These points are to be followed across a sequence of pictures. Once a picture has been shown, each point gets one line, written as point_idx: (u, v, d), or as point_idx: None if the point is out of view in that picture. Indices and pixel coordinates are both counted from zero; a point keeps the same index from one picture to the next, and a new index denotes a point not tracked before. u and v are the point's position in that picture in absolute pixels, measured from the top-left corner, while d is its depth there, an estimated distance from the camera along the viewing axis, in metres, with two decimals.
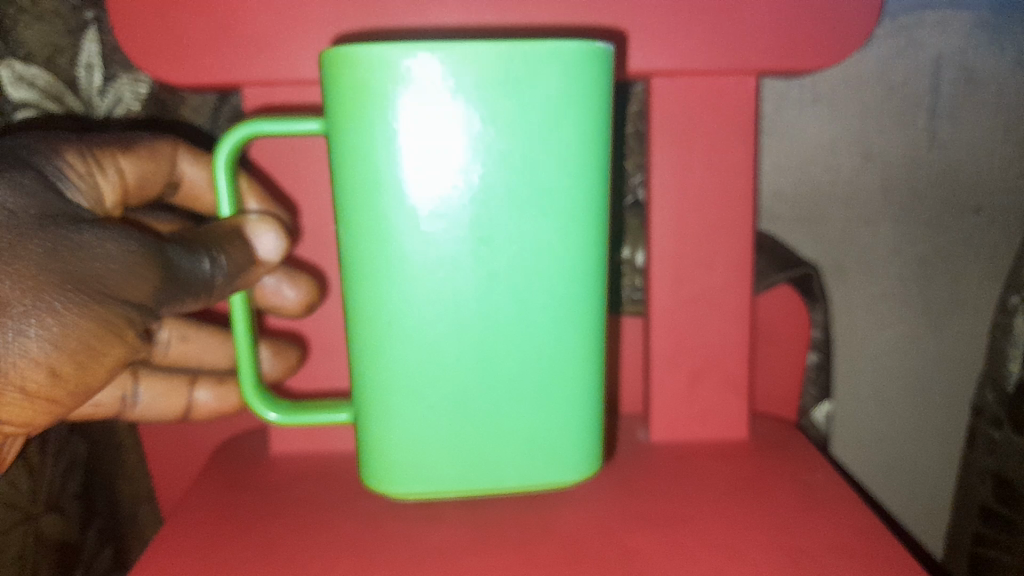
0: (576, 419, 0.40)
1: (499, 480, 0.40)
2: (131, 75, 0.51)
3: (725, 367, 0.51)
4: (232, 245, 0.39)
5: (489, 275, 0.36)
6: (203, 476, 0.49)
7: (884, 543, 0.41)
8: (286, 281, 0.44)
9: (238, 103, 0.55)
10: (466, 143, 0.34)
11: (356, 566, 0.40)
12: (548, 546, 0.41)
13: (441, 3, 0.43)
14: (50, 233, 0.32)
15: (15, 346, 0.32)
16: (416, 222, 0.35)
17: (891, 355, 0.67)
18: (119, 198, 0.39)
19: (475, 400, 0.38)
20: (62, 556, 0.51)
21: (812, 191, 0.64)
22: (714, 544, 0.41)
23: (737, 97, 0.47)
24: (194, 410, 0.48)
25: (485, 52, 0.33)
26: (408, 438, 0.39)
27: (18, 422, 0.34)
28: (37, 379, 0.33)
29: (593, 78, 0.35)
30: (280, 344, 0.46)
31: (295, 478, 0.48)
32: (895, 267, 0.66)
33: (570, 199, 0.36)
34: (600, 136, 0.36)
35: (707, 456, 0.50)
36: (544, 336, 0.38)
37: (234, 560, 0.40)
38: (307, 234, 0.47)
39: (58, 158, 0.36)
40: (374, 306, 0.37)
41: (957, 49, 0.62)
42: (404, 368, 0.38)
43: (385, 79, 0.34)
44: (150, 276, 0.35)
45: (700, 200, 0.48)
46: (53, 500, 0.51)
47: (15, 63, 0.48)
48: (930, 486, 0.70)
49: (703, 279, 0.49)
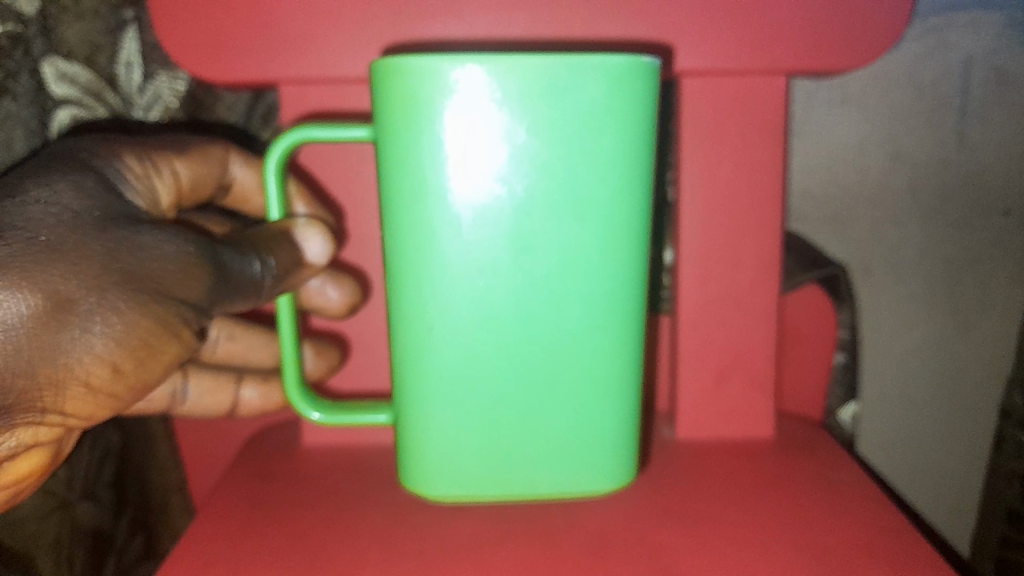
0: (610, 426, 0.41)
1: (533, 482, 0.41)
2: (169, 72, 0.52)
3: (752, 365, 0.51)
4: (281, 247, 0.39)
5: (530, 283, 0.37)
6: (236, 466, 0.50)
7: (911, 542, 0.41)
8: (330, 282, 0.44)
9: (273, 101, 0.57)
10: (508, 152, 0.35)
11: (389, 556, 0.41)
12: (580, 540, 0.42)
13: (481, 9, 0.44)
14: (112, 234, 0.33)
15: (81, 342, 0.32)
16: (459, 229, 0.36)
17: (917, 356, 0.68)
18: (175, 200, 0.39)
19: (512, 403, 0.39)
20: (96, 544, 0.53)
21: (841, 191, 0.64)
22: (742, 541, 0.42)
23: (768, 98, 0.48)
24: (240, 407, 0.49)
25: (530, 62, 0.34)
26: (444, 438, 0.40)
27: (81, 417, 0.35)
28: (100, 375, 0.34)
29: (637, 89, 0.36)
30: (321, 344, 0.47)
31: (327, 471, 0.49)
32: (922, 269, 0.66)
33: (610, 209, 0.37)
34: (643, 146, 0.37)
35: (733, 453, 0.51)
36: (583, 344, 0.38)
37: (268, 550, 0.41)
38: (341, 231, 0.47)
39: (117, 160, 0.36)
40: (414, 310, 0.38)
41: (988, 50, 0.62)
42: (442, 371, 0.38)
43: (434, 89, 0.34)
44: (205, 277, 0.36)
45: (728, 199, 0.49)
46: (87, 488, 0.52)
47: (57, 61, 0.49)
48: (957, 487, 0.70)
49: (732, 278, 0.50)
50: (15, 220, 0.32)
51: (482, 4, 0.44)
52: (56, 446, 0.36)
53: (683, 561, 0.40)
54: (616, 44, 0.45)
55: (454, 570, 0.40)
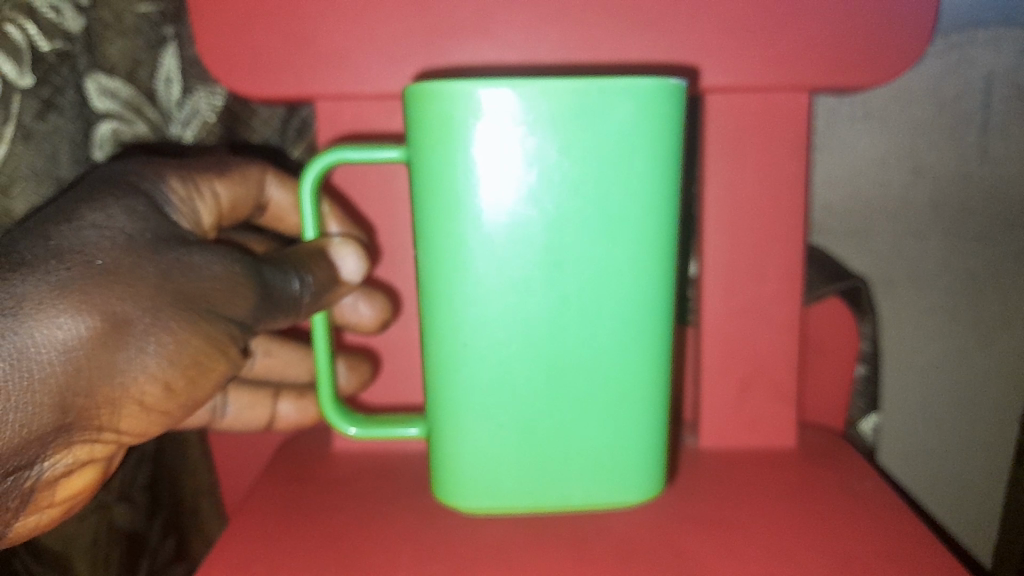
0: (637, 439, 0.42)
1: (563, 495, 0.42)
2: (207, 88, 0.53)
3: (775, 375, 0.52)
4: (317, 264, 0.41)
5: (560, 297, 0.38)
6: (271, 469, 0.52)
7: (933, 549, 0.42)
8: (363, 300, 0.46)
9: (307, 115, 0.59)
10: (535, 171, 0.37)
11: (416, 559, 0.42)
12: (606, 542, 0.44)
13: (515, 29, 0.46)
14: (163, 255, 0.35)
15: (137, 362, 0.35)
16: (491, 248, 0.37)
17: (941, 369, 0.68)
18: (215, 220, 0.41)
19: (543, 418, 0.40)
20: (128, 545, 0.55)
21: (863, 205, 0.65)
22: (766, 548, 0.43)
23: (792, 114, 0.49)
24: (278, 421, 0.51)
25: (560, 87, 0.35)
26: (476, 452, 0.41)
27: (135, 433, 0.37)
28: (154, 393, 0.36)
29: (665, 111, 0.37)
30: (354, 359, 0.48)
31: (360, 473, 0.51)
32: (944, 282, 0.66)
33: (639, 228, 0.38)
34: (669, 166, 0.38)
35: (756, 461, 0.52)
36: (613, 359, 0.40)
37: (306, 549, 0.43)
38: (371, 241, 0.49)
39: (162, 182, 0.38)
40: (447, 327, 0.39)
41: (1010, 66, 0.62)
42: (474, 387, 0.40)
43: (464, 112, 0.36)
44: (250, 296, 0.38)
45: (752, 213, 0.50)
46: (123, 489, 0.53)
47: (100, 77, 0.49)
48: (980, 498, 0.71)
49: (755, 289, 0.51)
50: (72, 245, 0.33)
51: (511, 22, 0.46)
52: (107, 461, 0.38)
53: (706, 568, 0.42)
54: (643, 60, 0.46)
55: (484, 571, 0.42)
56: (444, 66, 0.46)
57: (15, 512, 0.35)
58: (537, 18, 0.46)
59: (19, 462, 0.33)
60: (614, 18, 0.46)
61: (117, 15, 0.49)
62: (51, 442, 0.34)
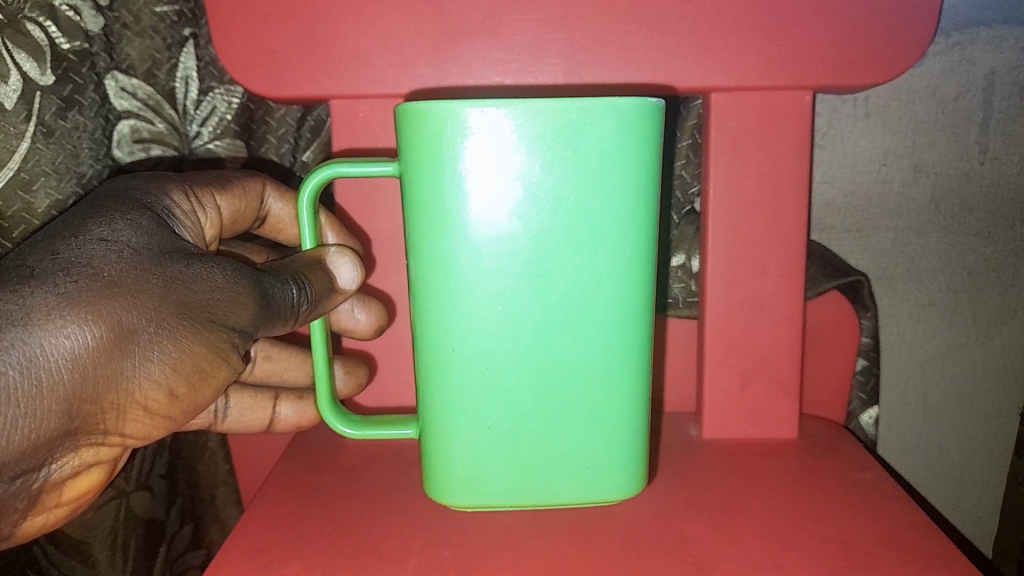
0: (621, 440, 0.43)
1: (551, 493, 0.44)
2: (224, 86, 0.53)
3: (779, 368, 0.53)
4: (315, 274, 0.43)
5: (546, 306, 0.40)
6: (286, 458, 0.54)
7: (930, 538, 0.44)
8: (357, 305, 0.49)
9: (321, 116, 0.57)
10: (520, 187, 0.38)
11: (429, 546, 0.44)
12: (611, 530, 0.45)
13: (524, 33, 0.47)
14: (167, 267, 0.37)
15: (141, 369, 0.37)
16: (480, 259, 0.39)
17: (941, 362, 0.69)
18: (217, 232, 0.44)
19: (530, 420, 0.42)
20: (148, 534, 0.57)
21: (863, 204, 0.66)
22: (769, 536, 0.44)
23: (794, 113, 0.50)
24: (277, 423, 0.53)
25: (544, 107, 0.37)
26: (467, 453, 0.43)
27: (138, 436, 0.39)
28: (158, 398, 0.38)
29: (645, 128, 0.38)
30: (352, 363, 0.51)
31: (372, 462, 0.53)
32: (945, 277, 0.67)
33: (622, 241, 0.40)
34: (649, 179, 0.39)
35: (760, 452, 0.53)
36: (600, 363, 0.41)
37: (322, 538, 0.45)
38: (383, 238, 0.51)
39: (166, 199, 0.41)
40: (438, 334, 0.41)
41: (1012, 64, 0.63)
42: (464, 391, 0.42)
43: (453, 130, 0.37)
44: (251, 305, 0.40)
45: (755, 210, 0.51)
46: (141, 480, 0.56)
47: (119, 76, 0.50)
48: (979, 490, 0.72)
49: (758, 283, 0.52)
50: (79, 258, 0.36)
51: (521, 25, 0.47)
52: (112, 462, 0.40)
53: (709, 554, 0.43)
54: (647, 62, 0.47)
55: (493, 559, 0.43)
56: (456, 67, 0.47)
57: (24, 511, 0.37)
58: (545, 21, 0.47)
59: (28, 466, 0.35)
60: (620, 20, 0.47)
61: (135, 16, 0.50)
62: (58, 446, 0.36)
